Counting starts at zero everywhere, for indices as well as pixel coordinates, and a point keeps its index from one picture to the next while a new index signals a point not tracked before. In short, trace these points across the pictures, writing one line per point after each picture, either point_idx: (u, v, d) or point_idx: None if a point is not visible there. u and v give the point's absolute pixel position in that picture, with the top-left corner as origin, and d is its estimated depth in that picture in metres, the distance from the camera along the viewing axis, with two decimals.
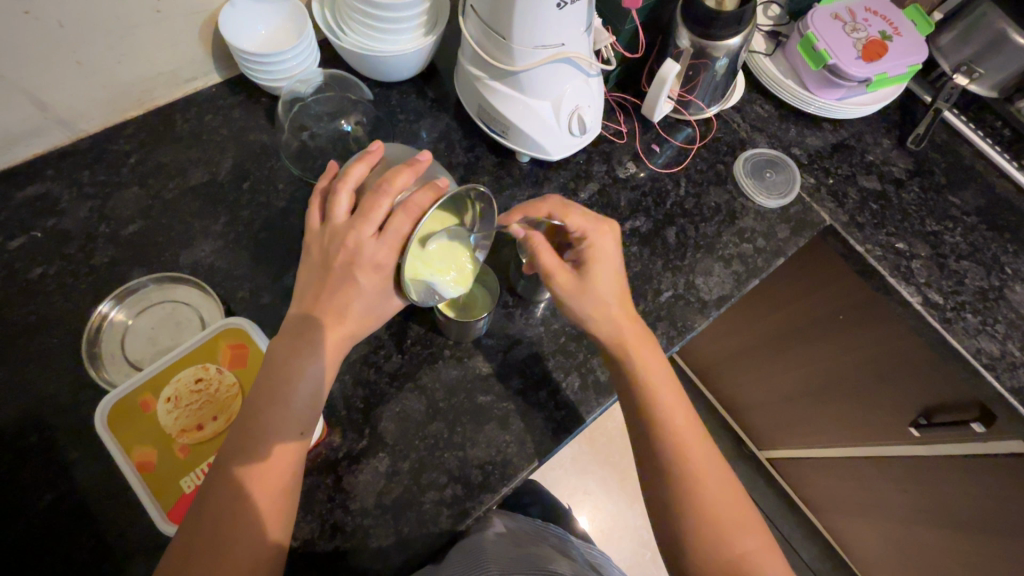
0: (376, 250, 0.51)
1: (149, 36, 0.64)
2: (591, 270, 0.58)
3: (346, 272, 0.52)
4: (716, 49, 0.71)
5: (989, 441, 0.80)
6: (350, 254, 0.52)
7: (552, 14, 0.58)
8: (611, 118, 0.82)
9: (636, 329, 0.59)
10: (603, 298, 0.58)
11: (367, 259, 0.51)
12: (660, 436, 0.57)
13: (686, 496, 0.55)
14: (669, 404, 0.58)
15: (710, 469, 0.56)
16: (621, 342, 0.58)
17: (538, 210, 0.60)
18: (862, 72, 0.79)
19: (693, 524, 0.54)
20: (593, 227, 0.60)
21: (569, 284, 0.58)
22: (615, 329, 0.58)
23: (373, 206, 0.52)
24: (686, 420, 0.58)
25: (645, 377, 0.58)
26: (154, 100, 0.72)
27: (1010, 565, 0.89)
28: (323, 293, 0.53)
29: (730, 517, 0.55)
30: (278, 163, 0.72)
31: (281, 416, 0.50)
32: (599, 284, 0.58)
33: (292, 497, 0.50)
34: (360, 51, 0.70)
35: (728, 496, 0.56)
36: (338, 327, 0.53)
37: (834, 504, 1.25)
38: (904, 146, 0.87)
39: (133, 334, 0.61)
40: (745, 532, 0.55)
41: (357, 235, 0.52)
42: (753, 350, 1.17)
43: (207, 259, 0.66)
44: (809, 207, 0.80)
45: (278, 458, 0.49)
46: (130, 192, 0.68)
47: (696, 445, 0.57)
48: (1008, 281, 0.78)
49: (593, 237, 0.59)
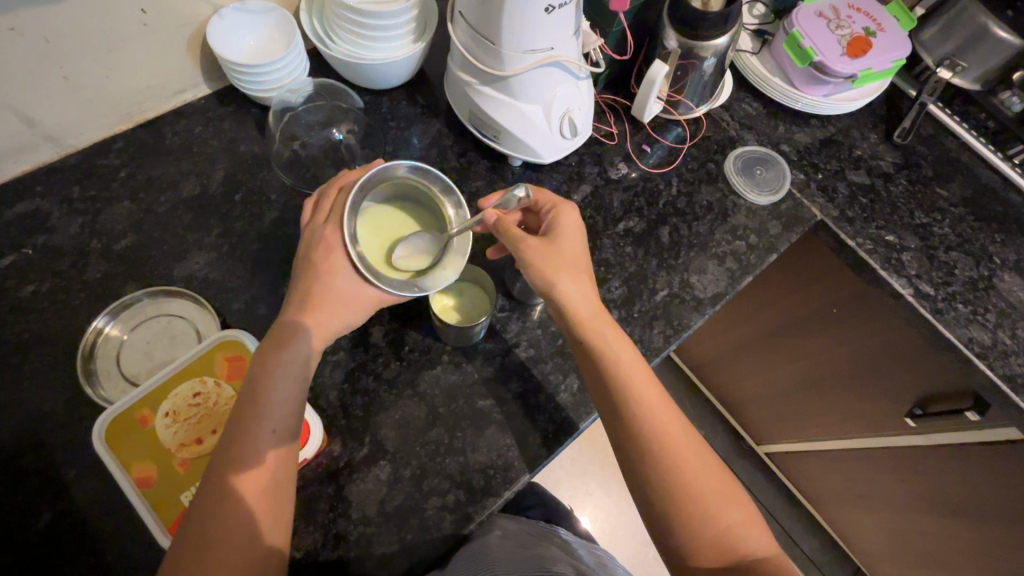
0: (325, 229, 0.55)
1: (138, 49, 0.64)
2: (558, 238, 0.61)
3: (306, 259, 0.55)
4: (703, 49, 0.72)
5: (981, 428, 0.81)
6: (308, 243, 0.56)
7: (540, 18, 0.58)
8: (602, 119, 0.83)
9: (599, 311, 0.59)
10: (572, 266, 0.59)
11: (318, 240, 0.55)
12: (637, 420, 0.55)
13: (674, 481, 0.54)
14: (639, 389, 0.57)
15: (692, 449, 0.56)
16: (591, 322, 0.58)
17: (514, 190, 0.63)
18: (847, 68, 0.80)
19: (679, 509, 0.53)
20: (562, 202, 0.64)
21: (537, 246, 0.59)
22: (585, 304, 0.58)
23: (330, 202, 0.58)
24: (661, 403, 0.57)
25: (616, 363, 0.57)
26: (143, 113, 0.71)
27: (1009, 550, 0.90)
28: (292, 289, 0.55)
29: (717, 494, 0.54)
30: (270, 174, 0.71)
31: (266, 409, 0.50)
32: (565, 249, 0.60)
33: (280, 498, 0.49)
34: (350, 60, 0.70)
35: (712, 473, 0.55)
36: (323, 319, 0.53)
37: (833, 494, 1.26)
38: (891, 139, 0.88)
39: (129, 349, 0.60)
40: (733, 506, 0.55)
41: (312, 226, 0.57)
42: (748, 345, 1.18)
43: (202, 271, 0.65)
44: (800, 202, 0.81)
45: (268, 454, 0.49)
46: (121, 207, 0.67)
47: (675, 428, 0.56)
48: (997, 270, 0.80)
49: (561, 208, 0.63)
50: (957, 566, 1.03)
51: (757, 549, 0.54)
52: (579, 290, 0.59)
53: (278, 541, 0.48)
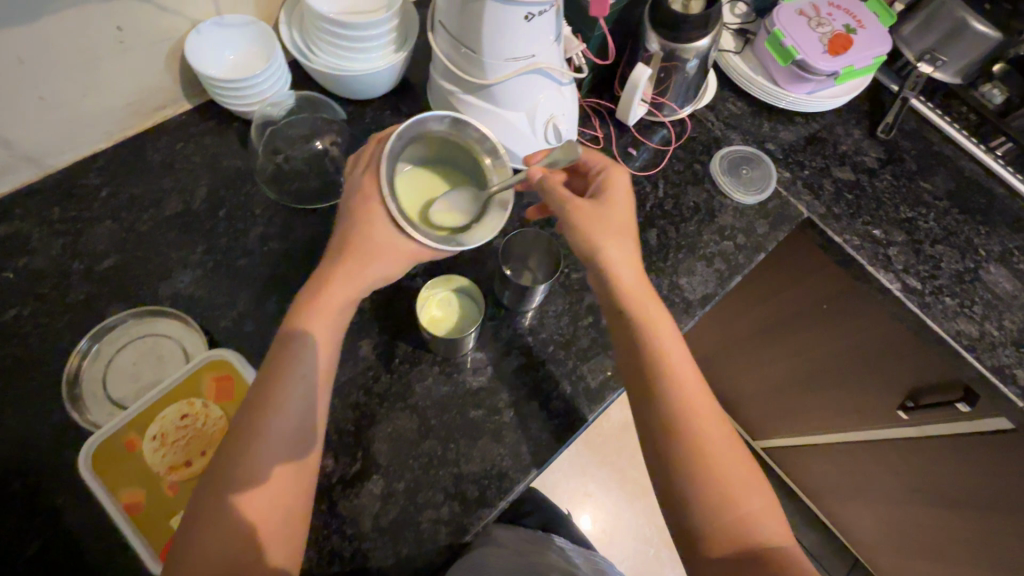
0: (361, 187, 0.58)
1: (115, 67, 0.63)
2: (607, 199, 0.61)
3: (344, 218, 0.58)
4: (685, 51, 0.72)
5: (972, 419, 0.81)
6: (345, 204, 0.58)
7: (521, 26, 0.58)
8: (587, 124, 0.83)
9: (641, 279, 0.59)
10: (617, 230, 0.60)
11: (355, 198, 0.57)
12: (670, 393, 0.56)
13: (697, 463, 0.54)
14: (676, 359, 0.57)
15: (717, 429, 0.56)
16: (630, 289, 0.58)
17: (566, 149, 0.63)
18: (830, 65, 0.80)
19: (697, 490, 0.53)
20: (612, 167, 0.63)
21: (583, 207, 0.60)
22: (625, 271, 0.58)
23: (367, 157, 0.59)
24: (693, 379, 0.57)
25: (654, 331, 0.58)
26: (123, 130, 0.70)
27: (1003, 538, 0.91)
28: (331, 246, 0.58)
29: (739, 481, 0.54)
30: (254, 188, 0.71)
31: (283, 400, 0.50)
32: (610, 211, 0.60)
33: (285, 511, 0.48)
34: (332, 72, 0.70)
35: (736, 458, 0.55)
36: (353, 278, 0.55)
37: (829, 487, 1.26)
38: (874, 135, 0.88)
39: (114, 371, 0.59)
40: (755, 494, 0.55)
41: (349, 187, 0.59)
42: (741, 342, 1.18)
43: (187, 289, 0.65)
44: (786, 200, 0.82)
45: (281, 450, 0.49)
46: (103, 226, 0.67)
47: (706, 407, 0.56)
48: (983, 262, 0.80)
49: (610, 173, 0.63)
50: (954, 555, 1.03)
51: (776, 536, 0.54)
52: (621, 255, 0.59)
53: (281, 552, 0.48)
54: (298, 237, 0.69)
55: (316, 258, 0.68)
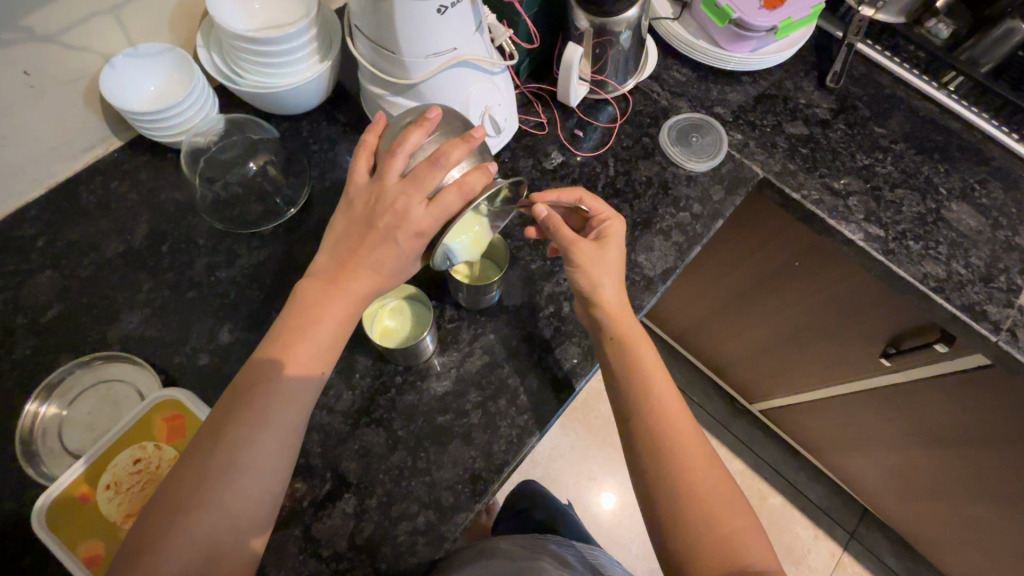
0: (422, 217, 0.52)
1: (29, 113, 0.62)
2: (606, 244, 0.62)
3: (388, 231, 0.53)
4: (615, 24, 0.71)
5: (950, 361, 0.80)
6: (395, 216, 0.53)
7: (434, 20, 0.56)
8: (530, 111, 0.81)
9: (630, 312, 0.62)
10: (611, 270, 0.62)
11: (412, 225, 0.52)
12: (647, 415, 0.59)
13: (674, 479, 0.57)
14: (655, 383, 0.60)
15: (698, 453, 0.58)
16: (618, 321, 0.61)
17: (570, 193, 0.64)
18: (767, 21, 0.78)
19: (673, 498, 0.56)
20: (614, 214, 0.65)
21: (585, 248, 0.61)
22: (612, 307, 0.61)
23: (425, 176, 0.52)
24: (677, 409, 0.60)
25: (635, 359, 0.60)
26: (51, 177, 0.69)
27: (997, 472, 0.91)
28: (360, 247, 0.54)
29: (715, 497, 0.57)
30: (195, 219, 0.69)
31: (276, 434, 0.50)
32: (609, 256, 0.62)
33: (242, 544, 0.48)
34: (258, 91, 0.68)
35: (713, 475, 0.58)
36: (362, 297, 0.54)
37: (827, 443, 1.27)
38: (824, 85, 0.86)
39: (69, 424, 0.59)
40: (733, 514, 0.57)
41: (406, 200, 0.52)
42: (721, 310, 1.17)
43: (137, 330, 0.64)
44: (739, 163, 0.80)
45: (265, 487, 0.49)
46: (44, 276, 0.65)
47: (684, 429, 0.59)
48: (944, 202, 0.79)
49: (610, 220, 0.64)
50: (957, 494, 1.03)
51: (757, 558, 0.55)
52: (616, 295, 0.61)
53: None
54: (244, 263, 0.67)
55: (265, 281, 0.66)
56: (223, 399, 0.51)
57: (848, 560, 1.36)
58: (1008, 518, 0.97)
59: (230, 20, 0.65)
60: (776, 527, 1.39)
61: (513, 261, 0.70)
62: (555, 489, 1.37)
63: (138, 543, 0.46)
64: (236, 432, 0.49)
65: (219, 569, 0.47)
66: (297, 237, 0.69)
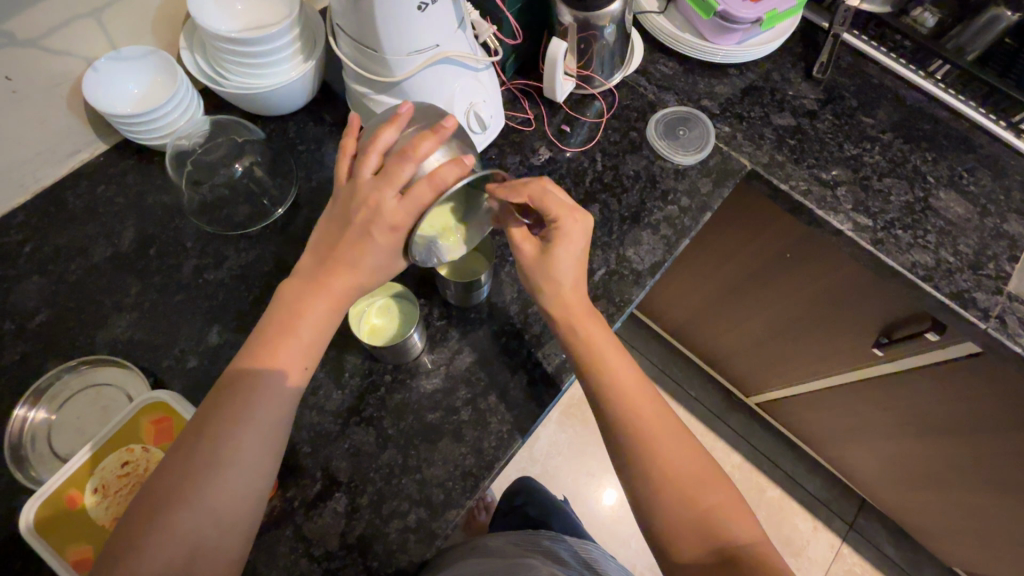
0: (396, 208, 0.51)
1: (13, 118, 0.61)
2: (554, 252, 0.59)
3: (363, 228, 0.52)
4: (599, 18, 0.71)
5: (941, 349, 0.81)
6: (370, 212, 0.52)
7: (416, 16, 0.57)
8: (516, 107, 0.82)
9: (584, 310, 0.61)
10: (557, 281, 0.60)
11: (386, 219, 0.52)
12: (616, 412, 0.59)
13: (652, 471, 0.57)
14: (623, 380, 0.60)
15: (673, 441, 0.58)
16: (571, 322, 0.60)
17: (516, 194, 0.57)
18: (751, 12, 0.78)
19: (653, 491, 0.56)
20: (566, 212, 0.58)
21: (529, 259, 0.61)
22: (564, 309, 0.60)
23: (396, 169, 0.51)
24: (648, 405, 0.59)
25: (600, 359, 0.59)
26: (38, 183, 0.69)
27: (992, 460, 0.91)
28: (340, 245, 0.54)
29: (693, 481, 0.57)
30: (182, 222, 0.69)
31: (257, 429, 0.50)
32: (558, 266, 0.59)
33: (228, 538, 0.48)
34: (242, 92, 0.68)
35: (689, 460, 0.58)
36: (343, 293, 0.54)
37: (822, 433, 1.27)
38: (811, 76, 0.86)
39: (58, 428, 0.59)
40: (713, 492, 0.57)
41: (379, 195, 0.52)
42: (714, 303, 1.17)
43: (125, 334, 0.64)
44: (727, 155, 0.80)
45: (248, 482, 0.49)
46: (32, 282, 0.65)
47: (656, 418, 0.59)
48: (932, 190, 0.79)
49: (562, 222, 0.58)
50: (953, 482, 1.03)
51: (743, 536, 0.55)
52: (569, 286, 0.60)
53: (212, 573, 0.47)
54: (232, 265, 0.67)
55: (253, 283, 0.66)
56: (205, 398, 0.51)
57: (846, 551, 1.37)
58: (1003, 504, 0.97)
59: (213, 22, 0.65)
60: (775, 519, 1.39)
61: (501, 258, 0.70)
62: (553, 486, 1.37)
63: (120, 540, 0.46)
64: (218, 429, 0.49)
65: (205, 563, 0.47)
66: (285, 237, 0.69)
